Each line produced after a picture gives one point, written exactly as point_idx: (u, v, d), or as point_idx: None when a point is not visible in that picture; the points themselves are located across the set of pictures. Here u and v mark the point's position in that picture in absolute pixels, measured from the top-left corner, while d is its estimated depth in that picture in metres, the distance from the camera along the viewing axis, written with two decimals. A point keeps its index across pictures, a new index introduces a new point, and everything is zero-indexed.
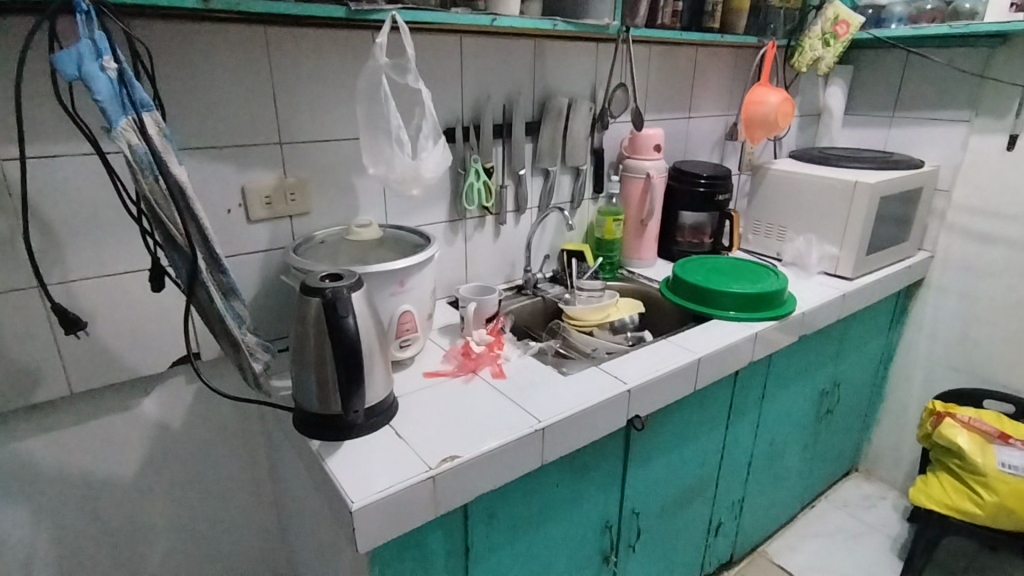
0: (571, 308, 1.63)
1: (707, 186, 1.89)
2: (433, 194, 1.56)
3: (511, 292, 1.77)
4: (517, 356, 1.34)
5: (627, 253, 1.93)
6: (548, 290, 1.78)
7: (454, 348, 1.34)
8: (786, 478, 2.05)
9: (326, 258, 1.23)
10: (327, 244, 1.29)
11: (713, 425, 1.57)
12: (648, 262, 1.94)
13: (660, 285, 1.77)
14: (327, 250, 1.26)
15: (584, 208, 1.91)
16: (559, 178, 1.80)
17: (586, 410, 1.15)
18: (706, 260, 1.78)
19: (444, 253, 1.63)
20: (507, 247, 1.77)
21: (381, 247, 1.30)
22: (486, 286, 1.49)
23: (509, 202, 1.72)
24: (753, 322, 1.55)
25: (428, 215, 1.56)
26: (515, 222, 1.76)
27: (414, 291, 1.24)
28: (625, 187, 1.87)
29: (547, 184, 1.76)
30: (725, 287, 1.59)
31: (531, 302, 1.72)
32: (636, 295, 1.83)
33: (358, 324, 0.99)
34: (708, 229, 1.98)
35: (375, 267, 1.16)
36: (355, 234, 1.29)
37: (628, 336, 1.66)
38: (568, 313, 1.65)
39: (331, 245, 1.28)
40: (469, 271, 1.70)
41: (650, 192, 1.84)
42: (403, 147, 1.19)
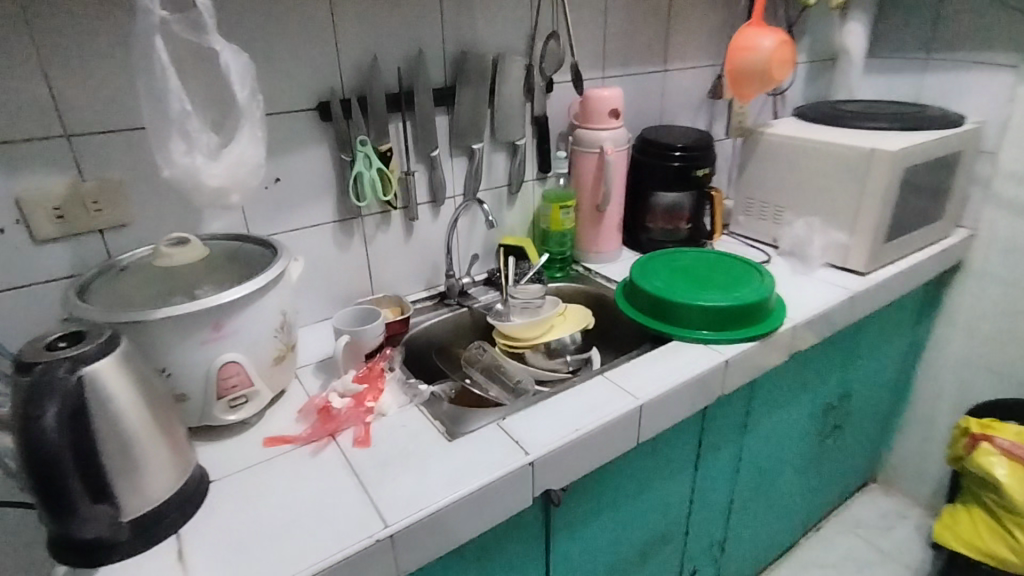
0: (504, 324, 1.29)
1: (682, 159, 1.52)
2: (310, 189, 1.22)
3: (432, 301, 1.44)
4: (395, 408, 1.03)
5: (582, 246, 1.58)
6: (479, 298, 1.46)
7: (316, 398, 1.03)
8: (782, 506, 1.72)
9: (126, 298, 0.92)
10: (136, 273, 0.97)
11: (674, 471, 1.25)
12: (609, 256, 1.59)
13: (617, 288, 1.43)
14: (131, 284, 0.95)
15: (527, 192, 1.54)
16: (488, 158, 1.44)
17: (460, 502, 0.84)
18: (675, 258, 1.43)
19: (336, 261, 1.31)
20: (424, 247, 1.43)
21: (213, 275, 0.98)
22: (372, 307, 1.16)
23: (422, 191, 1.37)
24: (727, 345, 1.19)
25: (307, 214, 1.24)
26: (433, 216, 1.41)
27: (242, 335, 0.92)
28: (575, 165, 1.50)
29: (471, 165, 1.40)
30: (693, 299, 1.23)
31: (454, 316, 1.41)
32: (588, 299, 1.50)
33: (80, 415, 0.67)
34: (687, 212, 1.58)
35: (165, 309, 0.84)
36: (163, 258, 0.96)
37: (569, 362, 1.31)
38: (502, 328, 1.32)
39: (141, 273, 0.97)
40: (374, 280, 1.38)
41: (606, 171, 1.46)
42: (198, 142, 0.85)
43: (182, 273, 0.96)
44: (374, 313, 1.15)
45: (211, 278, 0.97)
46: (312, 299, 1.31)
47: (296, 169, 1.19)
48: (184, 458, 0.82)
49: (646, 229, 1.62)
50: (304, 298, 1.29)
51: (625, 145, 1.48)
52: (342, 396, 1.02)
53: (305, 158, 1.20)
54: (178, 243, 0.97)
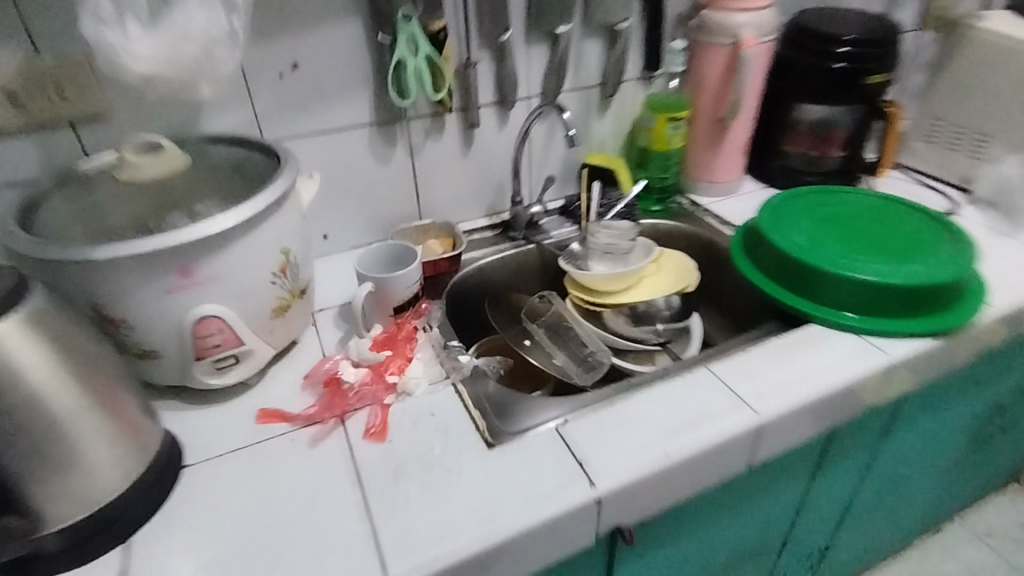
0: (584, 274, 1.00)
1: (850, 57, 1.09)
2: (339, 81, 0.94)
3: (492, 233, 1.16)
4: (425, 386, 0.79)
5: (692, 172, 1.21)
6: (551, 233, 1.16)
7: (324, 363, 0.80)
8: (907, 516, 1.39)
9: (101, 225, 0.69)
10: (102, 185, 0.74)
11: (793, 490, 0.94)
12: (726, 187, 1.22)
13: (734, 236, 1.08)
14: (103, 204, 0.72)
15: (626, 96, 1.17)
16: (577, 46, 1.08)
17: (493, 548, 0.61)
18: (823, 202, 1.04)
19: (374, 176, 1.04)
20: (487, 163, 1.12)
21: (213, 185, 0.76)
22: (406, 246, 0.89)
23: (486, 89, 1.05)
24: (887, 340, 0.85)
25: (334, 115, 0.96)
26: (500, 123, 1.09)
27: (223, 282, 0.69)
28: (695, 61, 1.10)
29: (553, 55, 1.05)
30: (846, 268, 0.87)
31: (518, 253, 1.12)
32: (692, 244, 1.16)
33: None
34: (844, 135, 1.17)
35: (112, 248, 0.62)
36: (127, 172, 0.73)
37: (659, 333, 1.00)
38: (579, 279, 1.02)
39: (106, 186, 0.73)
40: (421, 202, 1.11)
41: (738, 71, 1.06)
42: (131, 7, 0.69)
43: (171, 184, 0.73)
44: (410, 253, 0.89)
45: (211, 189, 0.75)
46: (343, 223, 1.06)
47: (320, 53, 0.90)
48: (139, 442, 0.64)
49: (781, 155, 1.22)
50: (334, 221, 1.05)
51: (770, 36, 1.06)
52: (355, 367, 0.78)
53: (332, 37, 0.90)
54: (148, 150, 0.74)
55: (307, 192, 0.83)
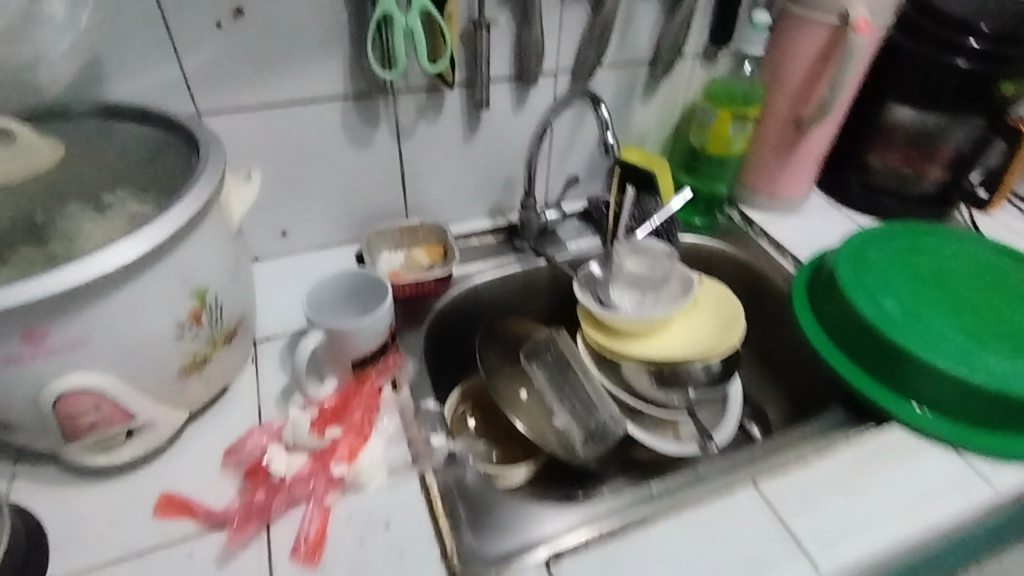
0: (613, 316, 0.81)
1: (979, 58, 0.80)
2: (302, 37, 0.69)
3: (495, 239, 0.94)
4: (382, 477, 0.60)
5: (749, 180, 0.97)
6: (567, 245, 0.94)
7: (252, 435, 0.60)
8: None
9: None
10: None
11: None
12: (790, 203, 0.98)
13: (801, 273, 0.87)
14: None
15: (680, 76, 0.91)
16: (626, 9, 0.82)
17: None
18: (915, 254, 0.82)
19: (349, 162, 0.81)
20: (495, 152, 0.89)
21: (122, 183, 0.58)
22: (375, 277, 0.67)
23: (502, 59, 0.80)
24: (971, 457, 0.66)
25: (295, 82, 0.72)
26: (516, 104, 0.85)
27: (96, 345, 0.48)
28: (777, 42, 0.84)
29: (594, 20, 0.79)
30: (939, 356, 0.68)
31: (524, 272, 0.91)
32: (738, 274, 0.95)
33: None
34: (948, 152, 0.93)
35: None
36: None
37: (687, 400, 0.81)
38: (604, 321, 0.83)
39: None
40: (409, 196, 0.88)
41: (834, 61, 0.81)
42: None
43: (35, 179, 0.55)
44: (379, 284, 0.67)
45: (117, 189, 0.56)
46: (306, 218, 0.83)
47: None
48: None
49: (862, 169, 0.98)
50: (294, 215, 0.82)
51: (888, 18, 0.78)
52: (288, 453, 0.58)
53: None
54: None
55: (238, 201, 0.60)
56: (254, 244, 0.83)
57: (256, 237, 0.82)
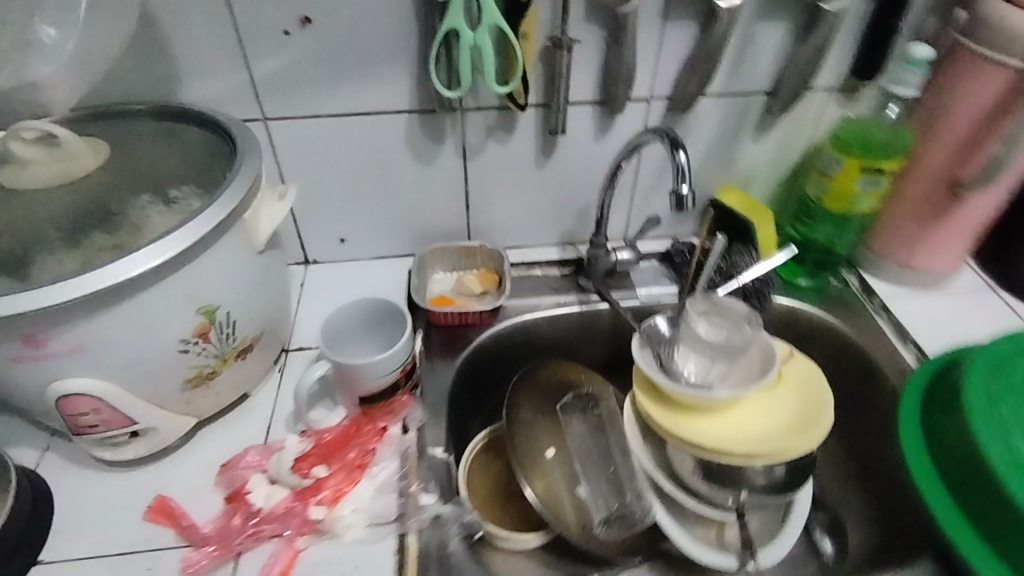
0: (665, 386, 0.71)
1: None
2: (368, 48, 0.66)
3: (561, 271, 0.86)
4: (359, 531, 0.56)
5: (878, 244, 0.80)
6: (637, 290, 0.84)
7: (248, 454, 0.60)
8: None
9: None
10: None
11: None
12: (927, 277, 0.80)
13: (921, 372, 0.68)
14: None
15: (806, 113, 0.76)
16: (744, 32, 0.68)
17: None
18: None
19: (411, 177, 0.77)
20: (571, 180, 0.81)
21: (148, 176, 0.61)
22: (393, 308, 0.63)
23: (585, 82, 0.70)
24: None
25: (358, 93, 0.69)
26: (598, 131, 0.75)
27: (97, 353, 0.50)
28: (940, 80, 0.66)
29: (702, 43, 0.67)
30: None
31: (583, 314, 0.82)
32: (840, 356, 0.79)
33: None
34: None
35: None
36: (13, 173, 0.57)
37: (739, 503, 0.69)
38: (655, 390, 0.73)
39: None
40: (471, 217, 0.83)
41: (1014, 111, 0.62)
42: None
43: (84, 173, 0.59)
44: (398, 317, 0.64)
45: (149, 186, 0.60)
46: (365, 226, 0.82)
47: (343, 7, 0.63)
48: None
49: None
50: (353, 223, 0.82)
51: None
52: (269, 485, 0.57)
53: None
54: (42, 142, 0.58)
55: (267, 218, 0.58)
56: (312, 247, 0.83)
57: (315, 240, 0.82)
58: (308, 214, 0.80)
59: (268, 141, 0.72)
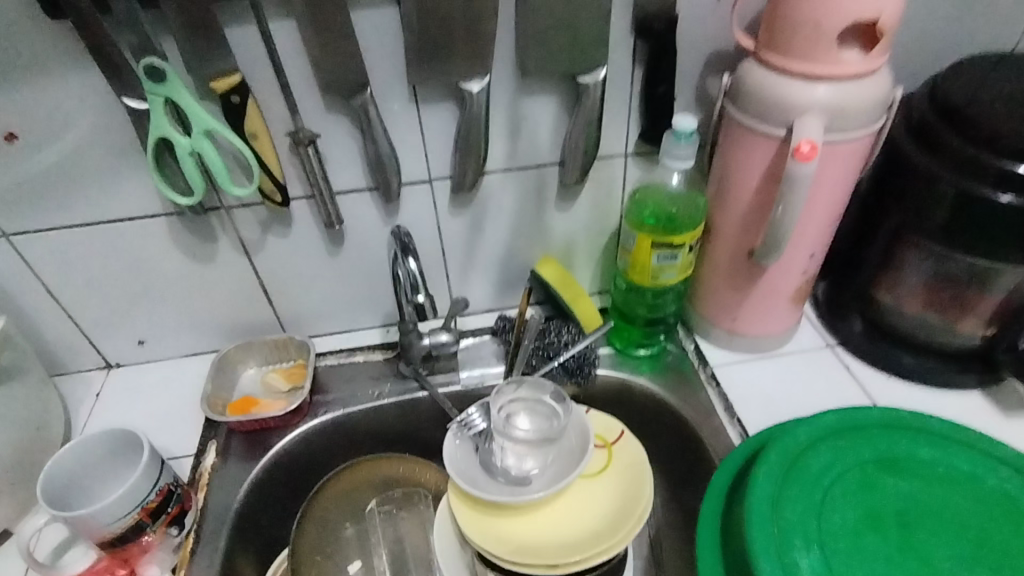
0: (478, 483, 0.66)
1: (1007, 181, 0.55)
2: (98, 157, 0.61)
3: (384, 356, 0.79)
4: None
5: (703, 309, 0.73)
6: (459, 374, 0.77)
7: None
8: None
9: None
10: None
11: None
12: (758, 342, 0.73)
13: (737, 453, 0.64)
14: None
15: (608, 179, 0.70)
16: (509, 107, 0.63)
17: None
18: (890, 473, 0.58)
19: (192, 276, 0.72)
20: (372, 265, 0.74)
21: None
22: (131, 435, 0.60)
23: (350, 171, 0.65)
24: None
25: (104, 202, 0.64)
26: (383, 217, 0.70)
27: None
28: (719, 146, 0.61)
29: (460, 125, 0.62)
30: None
31: (399, 406, 0.76)
32: (672, 432, 0.73)
33: None
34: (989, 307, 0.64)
35: None
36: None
37: None
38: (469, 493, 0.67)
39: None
40: (275, 310, 0.77)
41: (778, 178, 0.57)
42: None
43: None
44: (133, 449, 0.60)
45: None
46: (161, 328, 0.77)
47: (54, 121, 0.58)
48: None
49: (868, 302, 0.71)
50: (147, 325, 0.76)
51: (865, 131, 0.54)
52: None
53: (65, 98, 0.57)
54: None
55: None
56: (110, 350, 0.77)
57: (111, 346, 0.77)
58: (93, 320, 0.74)
59: (20, 253, 0.67)
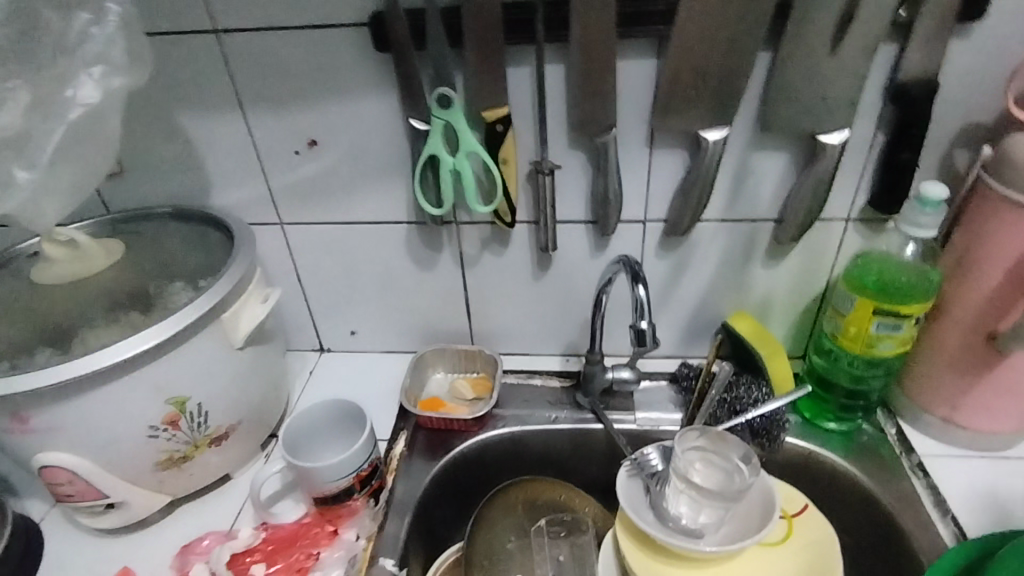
0: (654, 525, 0.65)
1: None
2: (367, 166, 0.72)
3: (562, 383, 0.82)
4: None
5: (915, 391, 0.69)
6: (635, 413, 0.78)
7: (207, 537, 0.65)
8: None
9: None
10: (17, 279, 0.67)
11: None
12: (980, 438, 0.67)
13: (956, 549, 0.58)
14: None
15: (825, 241, 0.70)
16: (738, 160, 0.66)
17: None
18: None
19: (412, 280, 0.80)
20: (570, 293, 0.79)
21: (167, 264, 0.68)
22: (355, 408, 0.68)
23: (574, 203, 0.71)
24: None
25: (363, 206, 0.75)
26: (593, 248, 0.74)
27: (70, 431, 0.57)
28: (968, 221, 0.59)
29: (690, 171, 0.65)
30: None
31: (574, 435, 0.77)
32: (870, 517, 0.68)
33: None
34: None
35: None
36: (41, 271, 0.65)
37: None
38: (642, 535, 0.67)
39: (14, 284, 0.66)
40: (472, 323, 0.83)
41: None
42: None
43: (104, 283, 0.65)
44: (354, 423, 0.68)
45: (164, 271, 0.67)
46: (372, 323, 0.86)
47: (345, 132, 0.69)
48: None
49: None
50: (362, 318, 0.86)
51: None
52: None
53: (359, 115, 0.68)
54: (66, 245, 0.65)
55: (247, 317, 0.64)
56: (326, 336, 0.88)
57: (328, 332, 0.87)
58: (321, 307, 0.85)
59: (286, 241, 0.79)
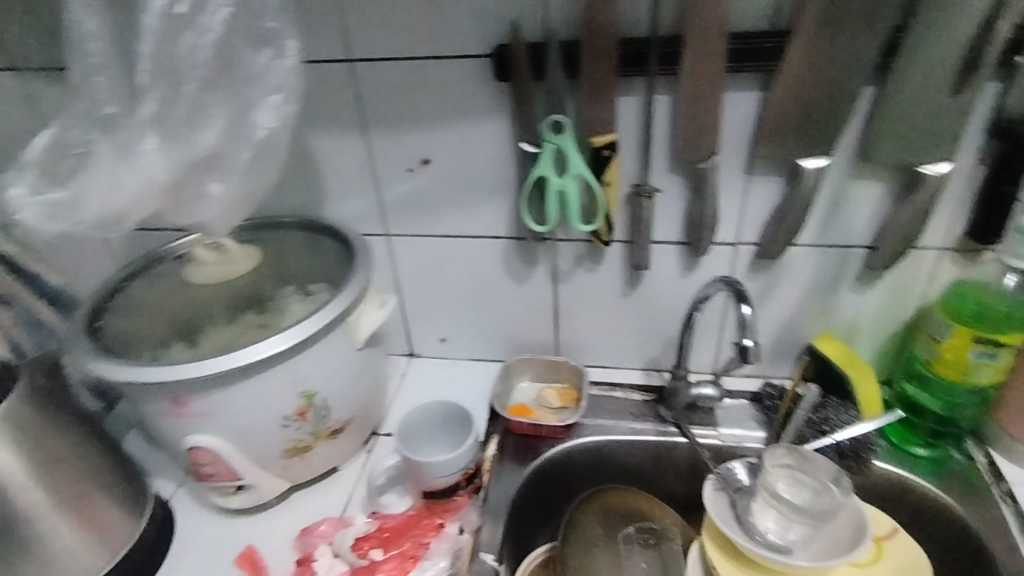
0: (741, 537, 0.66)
1: None
2: (475, 184, 0.77)
3: (643, 397, 0.85)
4: None
5: (1010, 421, 0.69)
6: (719, 429, 0.80)
7: (325, 522, 0.71)
8: None
9: (143, 330, 0.69)
10: (166, 278, 0.74)
11: None
12: None
13: None
14: (152, 298, 0.72)
15: (918, 268, 0.71)
16: (834, 188, 0.68)
17: None
18: None
19: (505, 292, 0.85)
20: (656, 310, 0.82)
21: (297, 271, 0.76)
22: (461, 411, 0.73)
23: (669, 224, 0.74)
24: None
25: (465, 221, 0.80)
26: (684, 267, 0.77)
27: (219, 417, 0.63)
28: None
29: (786, 197, 0.68)
30: None
31: (658, 447, 0.80)
32: (960, 543, 0.69)
33: None
34: None
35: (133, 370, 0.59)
36: (191, 272, 0.72)
37: None
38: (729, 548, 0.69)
39: (166, 284, 0.74)
40: (559, 335, 0.87)
41: None
42: None
43: (246, 286, 0.72)
44: (459, 424, 0.73)
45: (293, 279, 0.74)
46: (462, 332, 0.91)
47: (457, 153, 0.75)
48: (112, 545, 0.63)
49: None
50: (453, 326, 0.91)
51: None
52: (333, 557, 0.67)
53: (472, 138, 0.74)
54: (215, 252, 0.72)
55: (366, 321, 0.70)
56: (417, 342, 0.94)
57: (420, 338, 0.93)
58: (416, 315, 0.91)
59: (390, 252, 0.85)
